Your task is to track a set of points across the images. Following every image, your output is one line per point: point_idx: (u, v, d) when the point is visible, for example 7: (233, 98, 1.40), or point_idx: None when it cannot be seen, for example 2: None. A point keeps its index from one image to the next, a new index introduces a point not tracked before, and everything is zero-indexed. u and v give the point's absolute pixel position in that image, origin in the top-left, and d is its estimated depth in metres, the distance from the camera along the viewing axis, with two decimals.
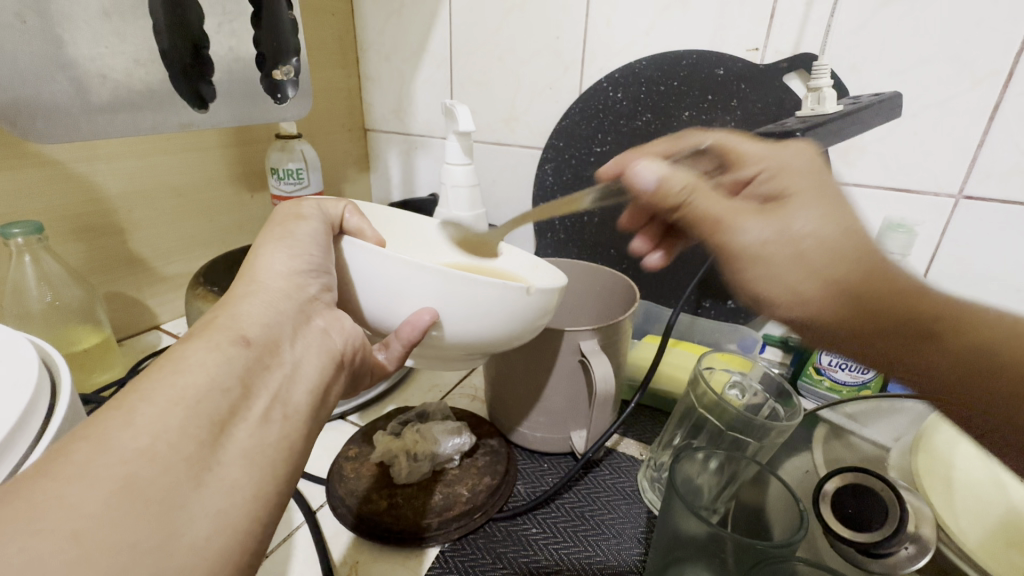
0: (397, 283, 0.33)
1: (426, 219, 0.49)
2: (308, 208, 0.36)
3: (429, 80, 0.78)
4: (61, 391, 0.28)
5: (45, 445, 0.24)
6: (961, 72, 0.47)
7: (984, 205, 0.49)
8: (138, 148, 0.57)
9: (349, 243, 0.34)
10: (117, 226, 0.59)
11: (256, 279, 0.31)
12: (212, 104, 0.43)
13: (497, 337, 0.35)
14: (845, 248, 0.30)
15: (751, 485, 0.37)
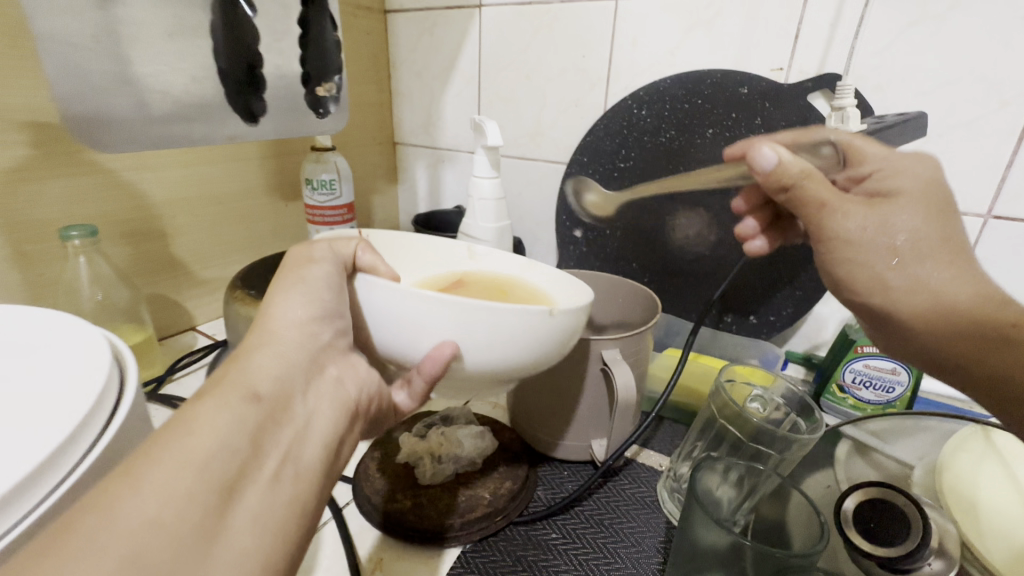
0: (413, 315, 0.34)
1: (448, 243, 0.51)
2: (319, 250, 0.36)
3: (457, 96, 0.81)
4: (128, 383, 0.29)
5: (107, 437, 0.25)
6: (990, 93, 0.48)
7: (1013, 225, 0.50)
8: (184, 158, 0.61)
9: (365, 280, 0.36)
10: (162, 231, 0.62)
11: (271, 325, 0.32)
12: (261, 117, 0.46)
13: (527, 360, 0.37)
14: (940, 253, 0.33)
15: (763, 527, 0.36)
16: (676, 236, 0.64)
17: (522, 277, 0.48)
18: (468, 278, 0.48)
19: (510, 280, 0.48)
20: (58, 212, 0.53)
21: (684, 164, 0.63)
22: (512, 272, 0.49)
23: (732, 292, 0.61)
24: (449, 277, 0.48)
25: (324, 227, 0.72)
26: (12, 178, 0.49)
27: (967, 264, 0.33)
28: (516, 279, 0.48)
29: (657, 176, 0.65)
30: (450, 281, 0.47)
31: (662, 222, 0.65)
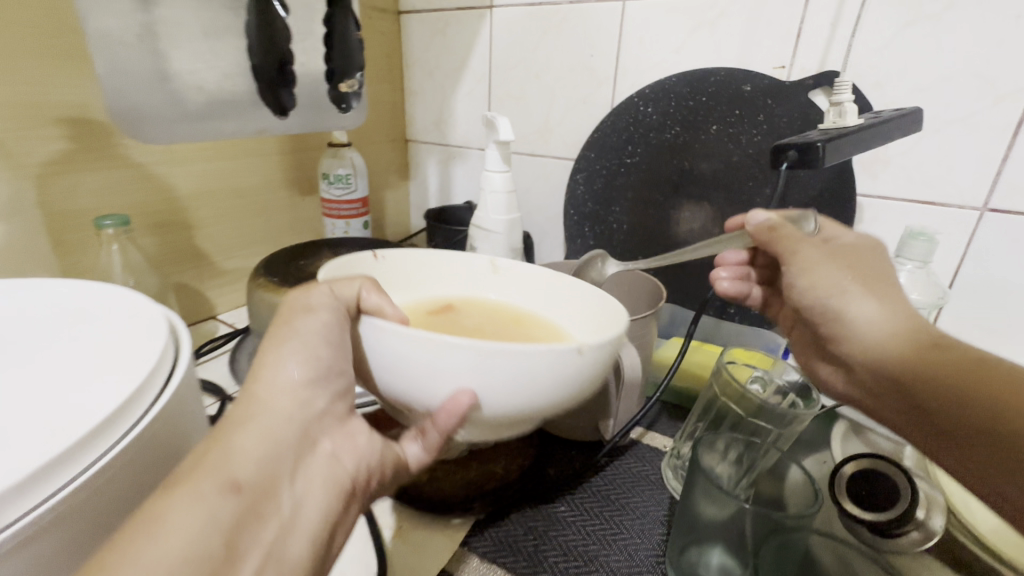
0: (422, 361, 0.30)
1: (467, 255, 0.51)
2: (316, 297, 0.33)
3: (468, 94, 0.83)
4: (183, 350, 0.28)
5: (160, 405, 0.24)
6: (986, 90, 0.50)
7: (1011, 219, 0.52)
8: (208, 153, 0.64)
9: (369, 325, 0.32)
10: (187, 223, 0.65)
11: (260, 396, 0.29)
12: (289, 111, 0.47)
13: (549, 403, 0.33)
14: (885, 285, 0.37)
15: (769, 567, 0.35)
16: (680, 229, 0.67)
17: (537, 310, 0.48)
18: (481, 305, 0.48)
19: (524, 311, 0.48)
20: (92, 204, 0.56)
21: (689, 159, 0.65)
22: (527, 302, 0.49)
23: None
24: (462, 302, 0.48)
25: (339, 221, 0.75)
26: (50, 172, 0.52)
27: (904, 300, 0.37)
28: (529, 312, 0.48)
29: (662, 171, 0.67)
30: (464, 306, 0.47)
31: (666, 215, 0.68)
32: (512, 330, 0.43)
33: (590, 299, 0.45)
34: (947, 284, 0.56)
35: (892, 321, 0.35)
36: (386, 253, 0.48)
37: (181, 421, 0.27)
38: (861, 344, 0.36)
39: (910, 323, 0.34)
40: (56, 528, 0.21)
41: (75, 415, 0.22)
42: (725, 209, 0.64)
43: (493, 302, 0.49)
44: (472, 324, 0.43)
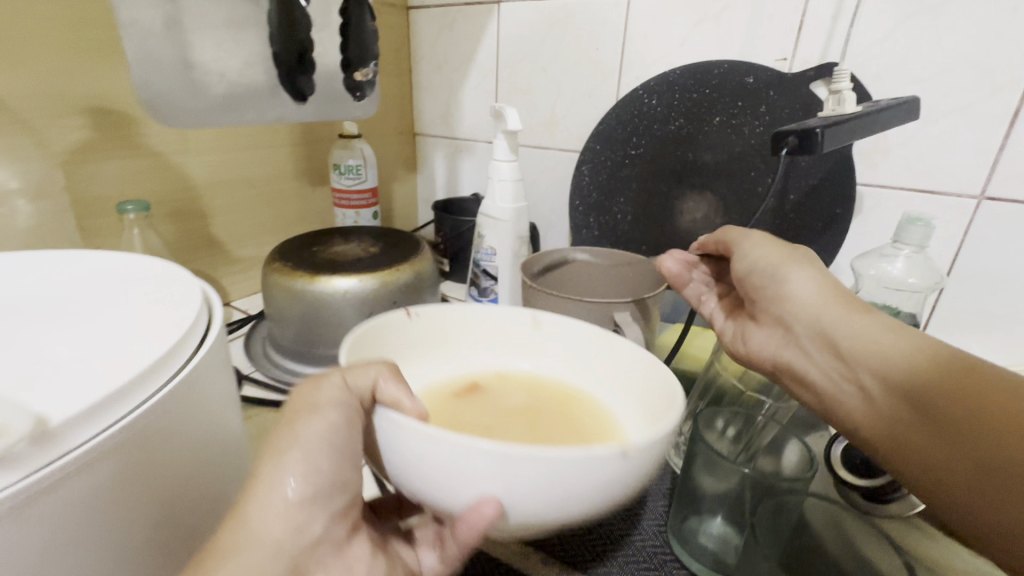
0: (451, 471, 0.26)
1: (506, 308, 0.45)
2: (327, 395, 0.29)
3: (476, 88, 0.85)
4: (213, 326, 0.27)
5: (194, 363, 0.25)
6: (983, 80, 0.51)
7: (1006, 207, 0.53)
8: (224, 143, 0.66)
9: (381, 416, 0.27)
10: (202, 211, 0.66)
11: (250, 517, 0.27)
12: (307, 95, 0.49)
13: (580, 516, 0.27)
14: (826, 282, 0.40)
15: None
16: (683, 219, 0.69)
17: (585, 388, 0.42)
18: (519, 377, 0.42)
19: (569, 387, 0.42)
20: (113, 191, 0.58)
21: (692, 150, 0.66)
22: (572, 374, 0.43)
23: None
24: (500, 372, 0.43)
25: (350, 211, 0.77)
26: (74, 159, 0.54)
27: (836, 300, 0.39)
28: (574, 388, 0.42)
29: (665, 163, 0.68)
30: (500, 379, 0.42)
31: (670, 206, 0.69)
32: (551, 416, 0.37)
33: (646, 375, 0.38)
34: (945, 272, 0.57)
35: (837, 301, 0.37)
36: (421, 309, 0.43)
37: (212, 386, 0.27)
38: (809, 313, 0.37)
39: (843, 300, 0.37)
40: (93, 474, 0.21)
41: (116, 365, 0.22)
42: (727, 199, 0.65)
43: (534, 373, 0.43)
44: (506, 409, 0.38)
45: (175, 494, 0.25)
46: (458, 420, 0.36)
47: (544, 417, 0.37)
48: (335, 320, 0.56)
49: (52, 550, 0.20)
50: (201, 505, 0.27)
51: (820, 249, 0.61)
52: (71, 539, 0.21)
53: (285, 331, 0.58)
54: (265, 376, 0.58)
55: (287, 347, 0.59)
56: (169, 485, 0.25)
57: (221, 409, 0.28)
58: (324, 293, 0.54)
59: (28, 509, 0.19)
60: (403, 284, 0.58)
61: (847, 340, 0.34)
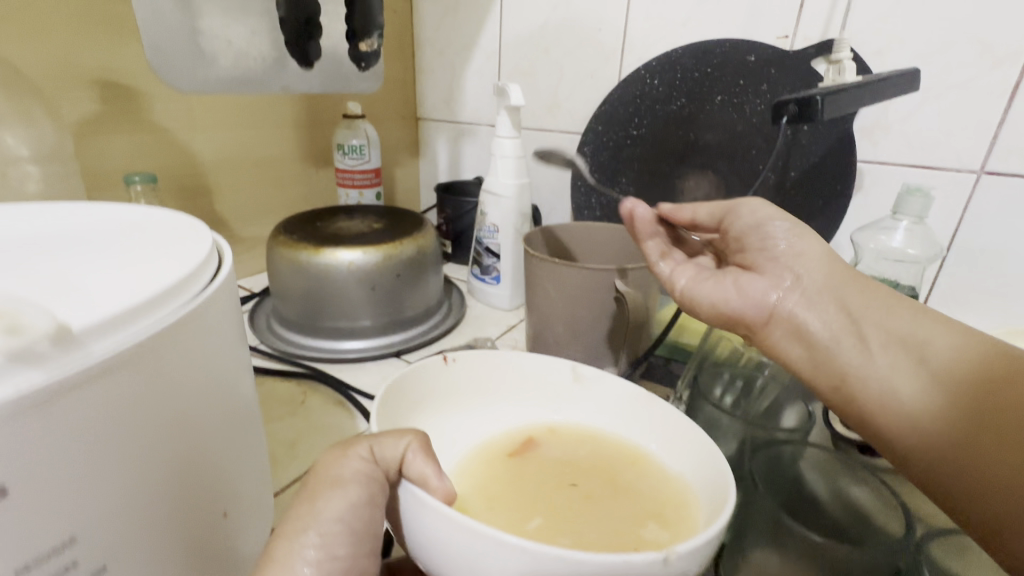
0: (476, 559, 0.24)
1: (550, 359, 0.42)
2: (351, 468, 0.27)
3: (478, 71, 0.85)
4: (223, 268, 0.26)
5: (213, 289, 0.23)
6: (983, 54, 0.51)
7: (1006, 180, 0.53)
8: (230, 121, 0.66)
9: (407, 489, 0.27)
10: (207, 189, 0.67)
11: None
12: (314, 62, 0.51)
13: None
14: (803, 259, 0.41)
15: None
16: (685, 199, 0.69)
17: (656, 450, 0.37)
18: (568, 436, 0.39)
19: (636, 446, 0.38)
20: (120, 165, 0.58)
21: (694, 130, 0.66)
22: (638, 435, 0.39)
23: None
24: (545, 431, 0.40)
25: (353, 190, 0.78)
26: (82, 132, 0.55)
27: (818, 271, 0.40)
28: (642, 452, 0.37)
29: (667, 143, 0.68)
30: (548, 440, 0.39)
31: (671, 186, 0.69)
32: (615, 494, 0.33)
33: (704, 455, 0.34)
34: (946, 248, 0.57)
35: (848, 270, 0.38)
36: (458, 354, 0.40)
37: (228, 328, 0.25)
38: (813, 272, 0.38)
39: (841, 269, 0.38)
40: (119, 393, 0.18)
41: (138, 283, 0.20)
42: (729, 178, 0.65)
43: (595, 436, 0.39)
44: (550, 477, 0.35)
45: (194, 455, 0.22)
46: (495, 488, 0.34)
47: (594, 490, 0.33)
48: (339, 292, 0.56)
49: (66, 479, 0.17)
50: (216, 481, 0.24)
51: (821, 227, 0.62)
52: (87, 473, 0.18)
53: (289, 305, 0.59)
54: (269, 348, 0.58)
55: (292, 321, 0.59)
56: (192, 435, 0.22)
57: (236, 366, 0.26)
58: (328, 265, 0.55)
59: (46, 414, 0.16)
60: (406, 258, 0.58)
61: (858, 304, 0.36)
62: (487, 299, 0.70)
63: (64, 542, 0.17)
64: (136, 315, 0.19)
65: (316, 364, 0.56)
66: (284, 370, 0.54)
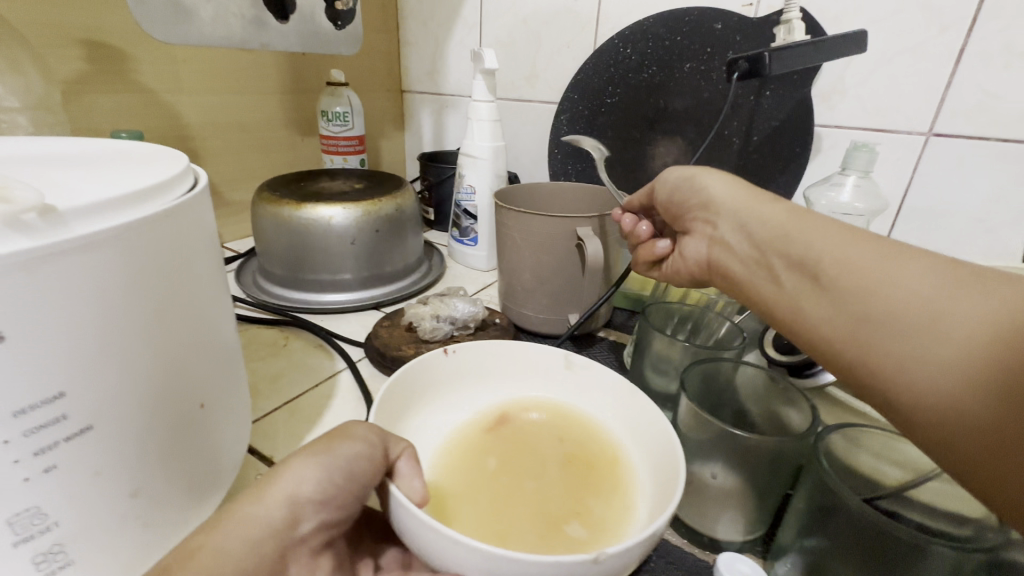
0: (442, 556, 0.24)
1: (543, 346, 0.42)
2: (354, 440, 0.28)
3: (460, 43, 0.87)
4: (199, 182, 0.29)
5: (189, 197, 0.26)
6: (931, 21, 0.54)
7: (952, 141, 0.56)
8: (214, 85, 0.68)
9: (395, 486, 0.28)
10: (195, 151, 0.69)
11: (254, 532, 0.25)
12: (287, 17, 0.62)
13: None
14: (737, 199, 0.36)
15: (730, 475, 0.32)
16: (655, 163, 0.72)
17: (632, 457, 0.35)
18: (567, 430, 0.38)
19: (617, 453, 0.35)
20: (107, 122, 0.60)
21: (664, 97, 0.69)
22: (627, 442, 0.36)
23: None
24: (546, 424, 0.38)
25: (338, 156, 0.81)
26: (69, 89, 0.57)
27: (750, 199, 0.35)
28: (621, 456, 0.35)
29: (639, 111, 0.71)
30: (539, 425, 0.38)
31: (642, 152, 0.72)
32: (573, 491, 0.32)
33: (652, 429, 0.34)
34: (897, 206, 0.60)
35: (760, 200, 0.34)
36: (458, 344, 0.41)
37: (205, 238, 0.28)
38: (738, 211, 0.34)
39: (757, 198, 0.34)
40: (101, 270, 0.21)
41: (119, 184, 0.23)
42: (696, 142, 0.68)
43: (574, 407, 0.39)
44: (529, 467, 0.34)
45: (168, 347, 0.25)
46: (470, 481, 0.33)
47: (553, 483, 0.32)
48: (320, 245, 0.59)
49: (56, 341, 0.20)
50: (189, 378, 0.27)
51: (780, 187, 0.65)
52: (72, 334, 0.21)
53: (274, 260, 0.61)
54: (253, 299, 0.61)
55: (277, 276, 0.62)
56: (172, 320, 0.25)
57: (211, 274, 0.29)
58: (310, 219, 0.57)
59: (39, 275, 0.19)
60: (385, 214, 0.61)
61: (769, 234, 0.31)
62: (466, 261, 0.73)
63: (54, 396, 0.21)
64: (116, 207, 0.22)
65: (297, 314, 0.59)
66: (268, 318, 0.57)
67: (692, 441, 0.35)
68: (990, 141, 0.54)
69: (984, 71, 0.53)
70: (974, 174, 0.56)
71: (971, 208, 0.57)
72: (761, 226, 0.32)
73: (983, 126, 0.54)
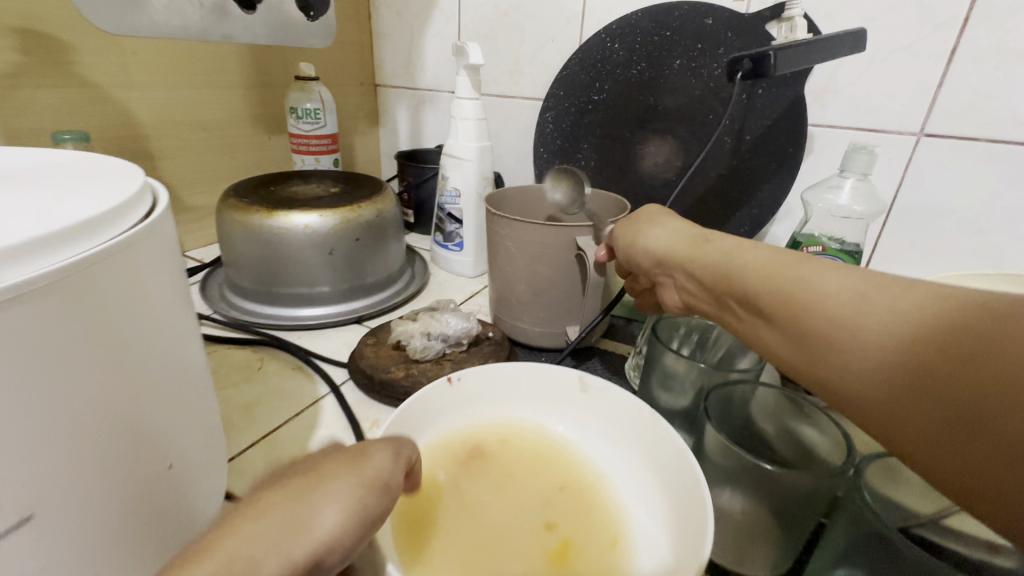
0: None
1: (555, 368, 0.39)
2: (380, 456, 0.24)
3: (437, 35, 0.83)
4: (160, 202, 0.25)
5: (153, 220, 0.23)
6: (925, 19, 0.53)
7: (943, 141, 0.56)
8: (171, 79, 0.62)
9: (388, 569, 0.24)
10: (150, 153, 0.63)
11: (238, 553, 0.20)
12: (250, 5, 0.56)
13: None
14: (676, 240, 0.35)
15: (759, 508, 0.31)
16: (645, 163, 0.69)
17: (631, 522, 0.31)
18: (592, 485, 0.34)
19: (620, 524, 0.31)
20: (47, 122, 0.54)
21: (653, 94, 0.66)
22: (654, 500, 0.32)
23: (702, 202, 0.65)
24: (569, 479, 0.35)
25: (309, 156, 0.76)
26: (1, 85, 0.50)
27: (681, 236, 0.35)
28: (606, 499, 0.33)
29: (627, 109, 0.69)
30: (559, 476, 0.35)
31: (631, 151, 0.70)
32: (560, 562, 0.28)
33: (672, 464, 0.32)
34: (889, 204, 0.60)
35: (698, 245, 0.33)
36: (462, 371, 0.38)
37: (169, 270, 0.24)
38: (678, 255, 0.35)
39: (691, 237, 0.35)
40: (31, 328, 0.17)
41: (65, 211, 0.20)
42: (687, 141, 0.66)
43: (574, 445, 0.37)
44: (527, 523, 0.30)
45: (126, 407, 0.21)
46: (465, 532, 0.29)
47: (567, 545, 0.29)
48: (293, 257, 0.54)
49: None
50: (153, 439, 0.23)
51: (771, 187, 0.63)
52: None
53: (243, 273, 0.57)
54: (221, 316, 0.56)
55: (247, 290, 0.57)
56: (129, 375, 0.21)
57: (173, 304, 0.25)
58: (281, 228, 0.53)
59: None
60: (365, 222, 0.57)
61: (714, 271, 0.31)
62: (451, 267, 0.70)
63: None
64: (63, 240, 0.19)
65: (272, 332, 0.54)
66: (239, 337, 0.52)
67: (715, 472, 0.33)
68: (981, 142, 0.54)
69: (977, 71, 0.52)
70: (966, 174, 0.55)
71: (963, 207, 0.56)
72: (702, 264, 0.32)
73: (975, 126, 0.54)
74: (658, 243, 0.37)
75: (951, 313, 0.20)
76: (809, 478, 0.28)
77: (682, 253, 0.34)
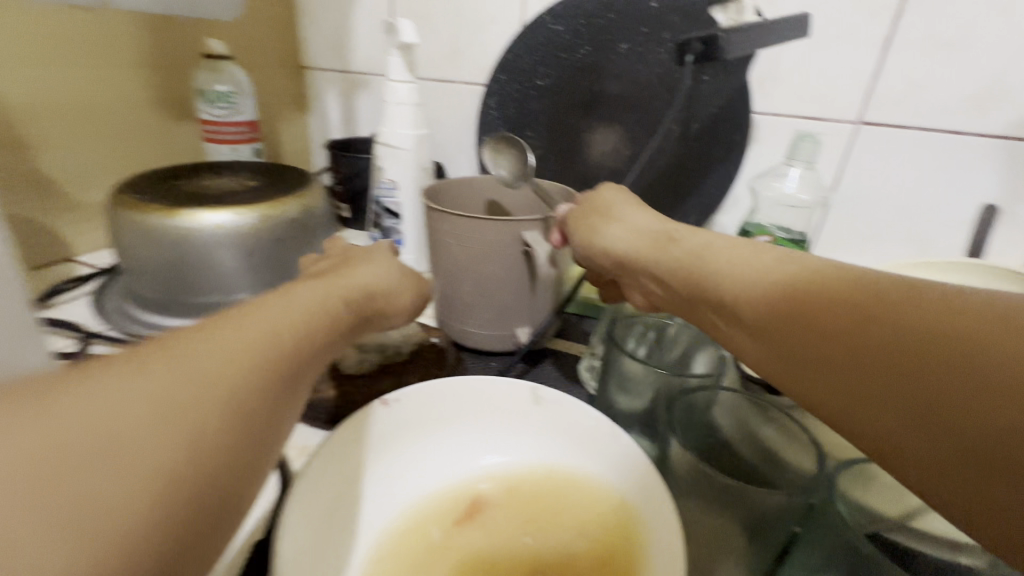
0: None
1: (502, 381, 0.36)
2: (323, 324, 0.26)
3: (367, 12, 0.76)
4: None
5: None
6: (863, 6, 0.53)
7: (881, 129, 0.56)
8: (43, 54, 0.53)
9: None
10: (22, 142, 0.53)
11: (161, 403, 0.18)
12: None
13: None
14: (643, 239, 0.34)
15: (725, 523, 0.29)
16: (592, 152, 0.67)
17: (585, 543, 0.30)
18: (551, 507, 0.32)
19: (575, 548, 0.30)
20: None
21: (599, 80, 0.64)
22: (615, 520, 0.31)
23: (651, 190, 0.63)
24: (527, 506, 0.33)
25: (225, 145, 0.68)
26: None
27: (644, 237, 0.34)
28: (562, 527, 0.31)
29: (573, 95, 0.65)
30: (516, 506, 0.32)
31: (578, 140, 0.67)
32: None
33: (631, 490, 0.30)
34: (830, 192, 0.60)
35: (663, 246, 0.32)
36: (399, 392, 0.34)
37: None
38: (643, 258, 0.33)
39: (658, 236, 0.33)
40: None
41: None
42: (634, 129, 0.64)
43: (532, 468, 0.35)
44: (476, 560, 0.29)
45: None
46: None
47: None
48: (202, 262, 0.47)
49: None
50: None
51: (718, 177, 0.63)
52: None
53: (143, 281, 0.49)
54: (119, 332, 0.48)
55: (150, 300, 0.50)
56: None
57: None
58: (186, 229, 0.46)
59: None
60: (289, 219, 0.50)
61: (685, 276, 0.29)
62: None
63: None
64: None
65: None
66: None
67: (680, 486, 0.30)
68: (914, 130, 0.55)
69: (911, 59, 0.53)
70: (901, 161, 0.56)
71: (898, 194, 0.57)
72: (671, 266, 0.31)
73: (910, 114, 0.55)
74: (621, 243, 0.35)
75: (958, 328, 0.19)
76: (782, 496, 0.26)
77: (649, 254, 0.33)
